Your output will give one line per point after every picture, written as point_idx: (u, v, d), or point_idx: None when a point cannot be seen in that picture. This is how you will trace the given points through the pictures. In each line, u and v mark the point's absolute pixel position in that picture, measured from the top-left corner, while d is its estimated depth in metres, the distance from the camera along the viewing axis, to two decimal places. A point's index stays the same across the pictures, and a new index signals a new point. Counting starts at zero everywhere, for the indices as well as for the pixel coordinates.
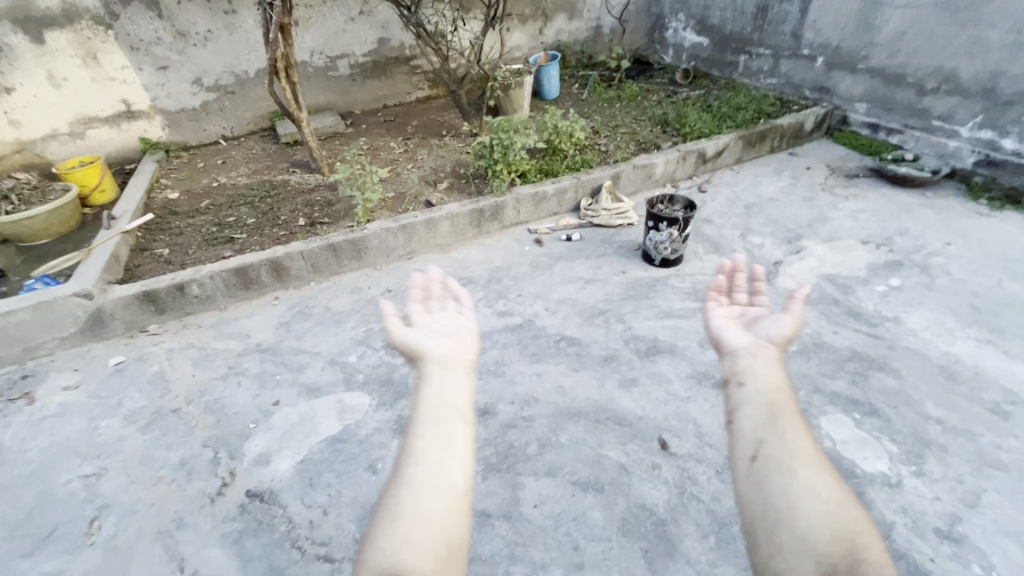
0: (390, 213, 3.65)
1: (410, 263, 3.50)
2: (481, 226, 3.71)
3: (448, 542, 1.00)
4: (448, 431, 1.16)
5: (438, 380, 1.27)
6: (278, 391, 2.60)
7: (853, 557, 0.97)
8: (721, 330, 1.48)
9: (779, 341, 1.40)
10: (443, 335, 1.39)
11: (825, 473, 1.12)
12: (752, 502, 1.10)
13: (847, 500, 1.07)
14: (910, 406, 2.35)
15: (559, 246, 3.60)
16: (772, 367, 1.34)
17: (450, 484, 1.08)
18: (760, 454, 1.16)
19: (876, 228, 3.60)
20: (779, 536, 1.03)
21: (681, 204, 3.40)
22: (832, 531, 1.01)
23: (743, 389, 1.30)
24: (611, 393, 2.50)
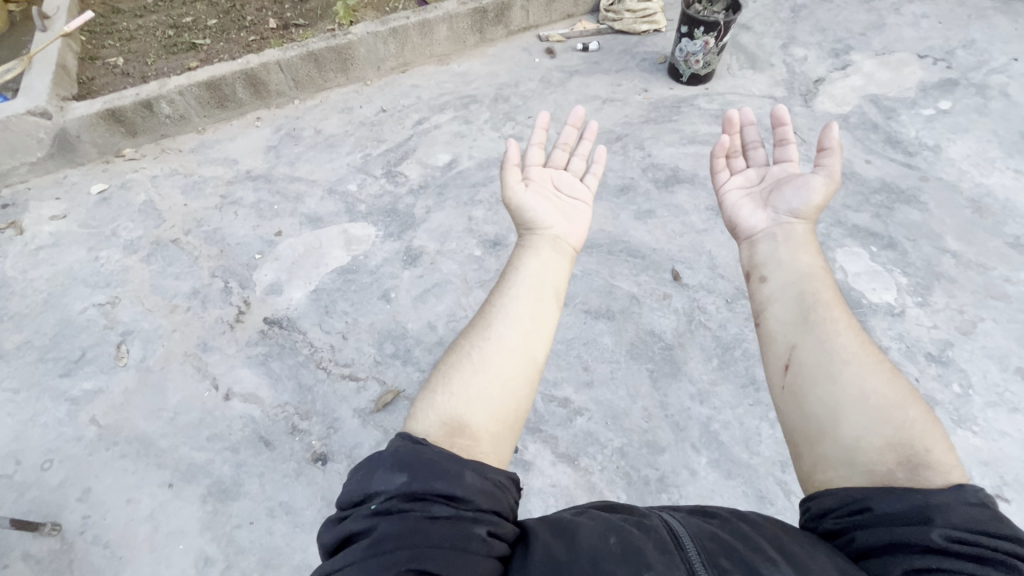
0: (376, 13, 3.09)
1: (405, 77, 3.08)
2: (484, 32, 3.18)
3: (509, 408, 1.18)
4: (541, 301, 1.32)
5: (541, 252, 1.46)
6: (279, 221, 2.49)
7: (911, 465, 1.00)
8: (737, 211, 1.51)
9: (805, 214, 1.44)
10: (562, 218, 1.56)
11: (879, 370, 1.12)
12: (791, 415, 1.14)
13: (901, 392, 1.09)
14: (930, 240, 2.29)
15: (573, 58, 3.15)
16: (803, 248, 1.38)
17: (531, 353, 1.24)
18: (793, 362, 1.18)
19: (938, 39, 3.13)
20: (823, 447, 1.07)
21: (724, 10, 2.81)
22: (887, 438, 1.03)
23: (767, 286, 1.33)
24: (625, 225, 2.41)
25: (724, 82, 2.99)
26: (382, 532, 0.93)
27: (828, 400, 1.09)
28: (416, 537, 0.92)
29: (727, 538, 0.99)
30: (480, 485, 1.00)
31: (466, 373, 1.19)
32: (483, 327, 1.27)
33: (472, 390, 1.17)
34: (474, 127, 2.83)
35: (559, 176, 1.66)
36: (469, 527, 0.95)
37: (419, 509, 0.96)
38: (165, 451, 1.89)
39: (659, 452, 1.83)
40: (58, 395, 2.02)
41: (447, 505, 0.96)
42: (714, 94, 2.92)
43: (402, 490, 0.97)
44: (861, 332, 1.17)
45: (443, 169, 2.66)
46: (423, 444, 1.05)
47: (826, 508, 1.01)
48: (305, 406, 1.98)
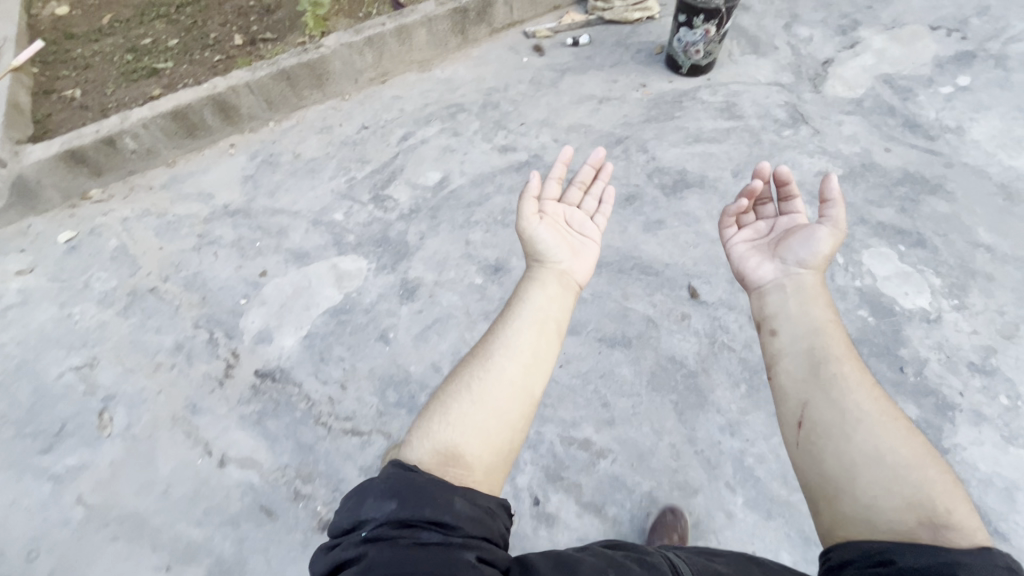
0: (349, 20, 2.87)
1: (386, 88, 2.87)
2: (466, 32, 2.96)
3: (509, 442, 1.13)
4: (542, 339, 1.27)
5: (547, 285, 1.41)
6: (263, 260, 2.32)
7: (936, 526, 0.91)
8: (745, 261, 1.44)
9: (815, 265, 1.34)
10: (572, 246, 1.52)
11: (895, 426, 1.04)
12: (807, 472, 1.07)
13: (920, 451, 1.00)
14: (961, 234, 2.14)
15: (563, 54, 2.94)
16: (810, 300, 1.29)
17: (529, 390, 1.19)
18: (806, 420, 1.11)
19: (951, 7, 2.93)
20: (839, 506, 0.99)
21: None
22: (906, 498, 0.95)
23: (776, 336, 1.26)
24: (634, 239, 2.25)
25: (727, 70, 2.79)
26: (370, 558, 0.89)
27: (842, 459, 1.02)
28: (404, 563, 0.87)
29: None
30: (471, 513, 0.96)
31: (462, 404, 1.14)
32: (483, 356, 1.24)
33: (469, 421, 1.13)
34: (463, 140, 2.64)
35: (572, 214, 1.62)
36: (459, 553, 0.91)
37: (410, 536, 0.92)
38: (160, 529, 1.76)
39: (691, 494, 1.70)
40: (40, 474, 1.87)
41: (437, 531, 0.93)
42: (717, 85, 2.73)
43: (392, 516, 0.94)
44: (876, 390, 1.09)
45: (434, 189, 2.48)
46: (416, 470, 1.02)
47: (845, 560, 0.93)
48: (307, 467, 1.84)
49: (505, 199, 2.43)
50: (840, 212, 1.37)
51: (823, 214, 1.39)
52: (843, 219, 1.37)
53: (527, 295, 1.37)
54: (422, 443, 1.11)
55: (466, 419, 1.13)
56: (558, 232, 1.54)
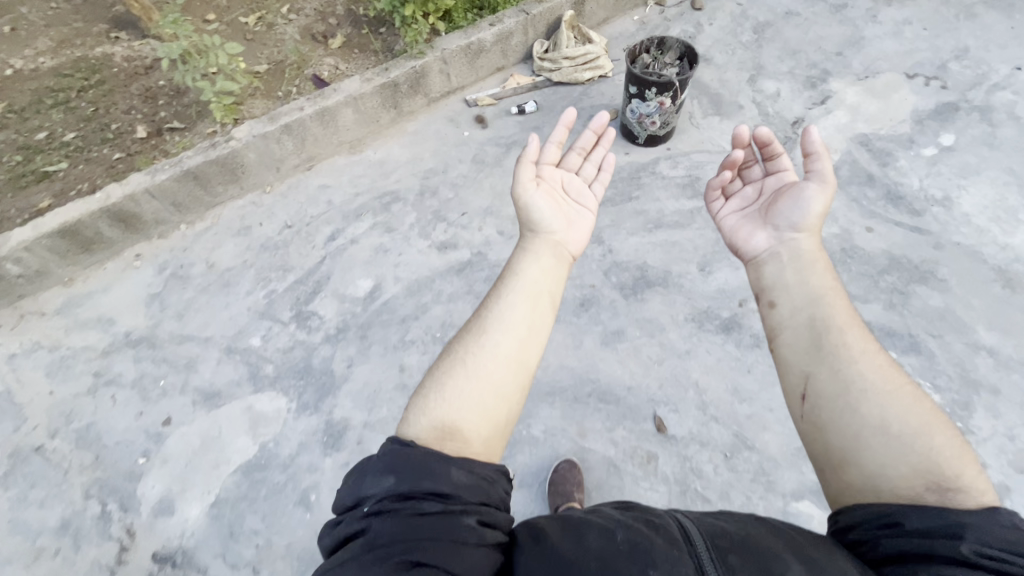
0: (267, 102, 2.57)
1: (312, 176, 2.58)
2: (399, 105, 2.67)
3: (508, 415, 1.05)
4: (537, 308, 1.17)
5: (541, 254, 1.30)
6: (167, 404, 2.01)
7: (944, 492, 0.88)
8: (739, 231, 1.37)
9: (809, 225, 1.27)
10: (567, 215, 1.41)
11: (901, 391, 0.98)
12: (811, 446, 1.01)
13: (928, 421, 0.95)
14: (959, 334, 1.89)
15: (508, 126, 2.67)
16: (809, 268, 1.21)
17: (523, 360, 1.09)
18: (809, 395, 1.03)
19: (927, 51, 2.68)
20: (846, 475, 0.95)
21: (681, 64, 2.29)
22: (912, 463, 0.91)
23: (777, 311, 1.17)
24: (591, 356, 1.97)
25: (688, 137, 2.52)
26: (374, 534, 0.87)
27: (847, 430, 0.96)
28: (408, 535, 0.86)
29: (737, 534, 0.93)
30: (471, 480, 0.94)
31: (462, 379, 1.04)
32: (475, 330, 1.12)
33: (464, 397, 1.04)
34: (398, 237, 2.35)
35: (570, 180, 1.48)
36: (460, 519, 0.90)
37: (411, 507, 0.89)
38: None
39: None
40: None
41: (438, 501, 0.90)
42: (678, 156, 2.46)
43: (392, 491, 0.91)
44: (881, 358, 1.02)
45: (365, 302, 2.18)
46: (410, 445, 0.97)
47: (850, 522, 0.92)
48: None
49: (445, 310, 2.15)
50: (826, 164, 1.31)
51: (808, 169, 1.32)
52: (829, 169, 1.30)
53: (521, 265, 1.26)
54: (415, 420, 1.02)
55: (462, 395, 1.03)
56: (556, 200, 1.41)
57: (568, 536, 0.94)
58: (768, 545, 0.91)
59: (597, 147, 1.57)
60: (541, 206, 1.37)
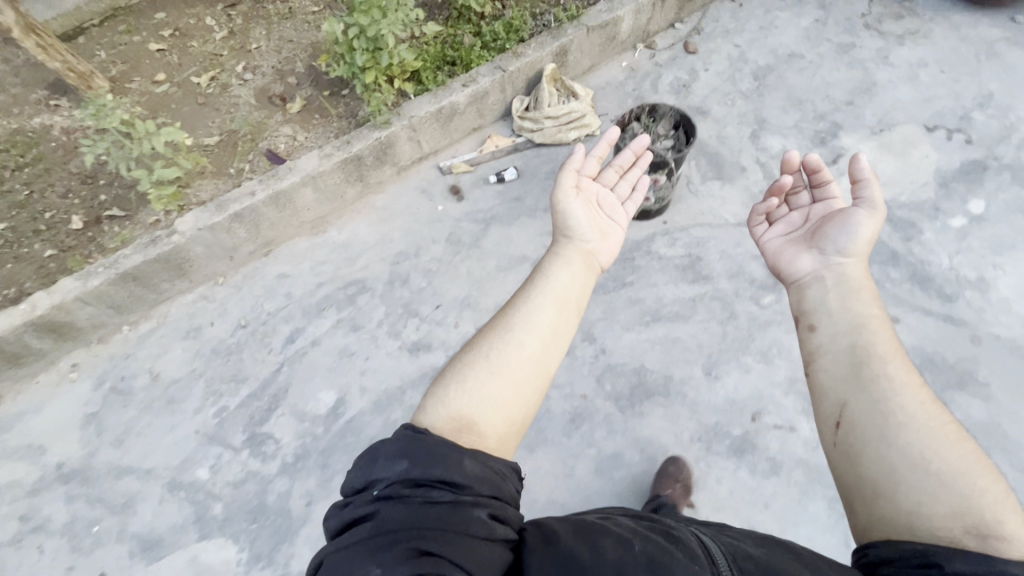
0: (217, 183, 2.31)
1: (270, 262, 2.32)
2: (365, 177, 2.40)
3: (522, 416, 1.07)
4: (563, 315, 1.18)
5: (571, 262, 1.33)
6: (101, 556, 1.77)
7: (984, 538, 0.84)
8: (779, 254, 1.33)
9: (856, 251, 1.22)
10: (600, 229, 1.45)
11: (944, 429, 0.93)
12: (843, 472, 0.98)
13: (974, 462, 0.90)
14: (1006, 456, 1.65)
15: (487, 197, 2.41)
16: (850, 294, 1.17)
17: (545, 363, 1.12)
18: (846, 419, 1.01)
19: (948, 99, 2.42)
20: (877, 506, 0.92)
21: (676, 135, 2.03)
22: (953, 504, 0.86)
23: (814, 334, 1.14)
24: (583, 488, 1.73)
25: (686, 207, 2.26)
26: (383, 518, 0.86)
27: (882, 462, 0.93)
28: (418, 524, 0.85)
29: (759, 557, 0.98)
30: (480, 473, 0.93)
31: (484, 374, 1.06)
32: (501, 330, 1.15)
33: (484, 391, 1.06)
34: (365, 336, 2.09)
35: (605, 196, 1.53)
36: (470, 512, 0.88)
37: (420, 495, 0.88)
38: None
39: None
40: None
41: (448, 490, 0.89)
42: (675, 231, 2.20)
43: (405, 476, 0.90)
44: (925, 390, 0.99)
45: (327, 419, 1.93)
46: (423, 436, 0.96)
47: (884, 558, 0.88)
48: None
49: None
50: (875, 191, 1.25)
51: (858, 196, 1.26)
52: (878, 197, 1.24)
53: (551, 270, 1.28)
54: (438, 406, 1.04)
55: (482, 390, 1.06)
56: (591, 210, 1.46)
57: (579, 543, 0.96)
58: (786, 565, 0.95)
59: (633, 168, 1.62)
60: (576, 214, 1.42)
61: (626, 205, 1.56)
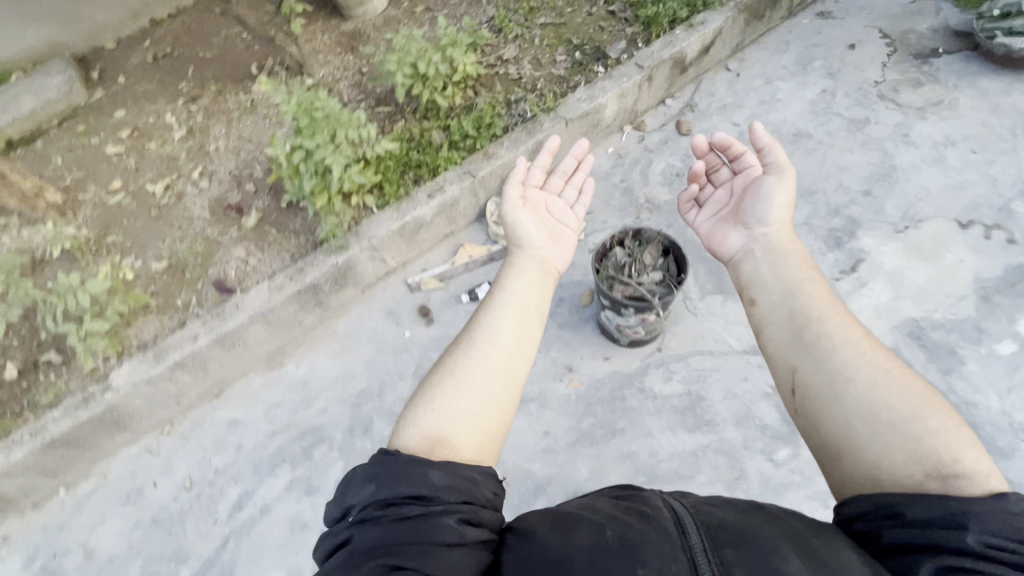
0: (162, 319, 2.11)
1: (221, 406, 2.09)
2: (325, 302, 2.18)
3: (498, 424, 1.11)
4: (525, 322, 1.21)
5: (528, 270, 1.37)
6: None
7: (941, 476, 0.89)
8: (717, 230, 1.45)
9: (776, 219, 1.35)
10: (549, 236, 1.49)
11: (888, 376, 0.99)
12: (809, 437, 1.04)
13: (920, 401, 0.96)
14: None
15: (459, 319, 2.16)
16: (783, 262, 1.26)
17: (512, 371, 1.15)
18: (799, 385, 1.06)
19: (983, 187, 2.12)
20: (844, 467, 0.98)
21: (666, 262, 1.76)
22: (907, 448, 0.92)
23: (756, 308, 1.22)
24: None
25: (683, 330, 1.98)
26: (357, 542, 0.92)
27: (837, 420, 0.99)
28: (391, 541, 0.91)
29: (728, 521, 0.95)
30: (447, 481, 0.98)
31: (459, 397, 1.09)
32: (466, 346, 1.18)
33: (461, 405, 1.10)
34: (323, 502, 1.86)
35: (553, 204, 1.60)
36: (439, 520, 0.93)
37: (390, 513, 0.94)
38: None
39: None
40: None
41: (417, 505, 0.95)
42: (671, 363, 1.92)
43: (374, 497, 0.95)
44: (866, 343, 1.04)
45: None
46: (394, 454, 1.01)
47: (855, 514, 0.94)
48: None
49: None
50: (780, 156, 1.41)
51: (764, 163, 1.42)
52: (784, 162, 1.40)
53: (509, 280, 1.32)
54: (414, 432, 1.07)
55: (458, 404, 1.09)
56: (539, 217, 1.52)
57: (555, 535, 0.97)
58: (764, 539, 0.91)
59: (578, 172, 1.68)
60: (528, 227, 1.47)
61: (574, 208, 1.64)
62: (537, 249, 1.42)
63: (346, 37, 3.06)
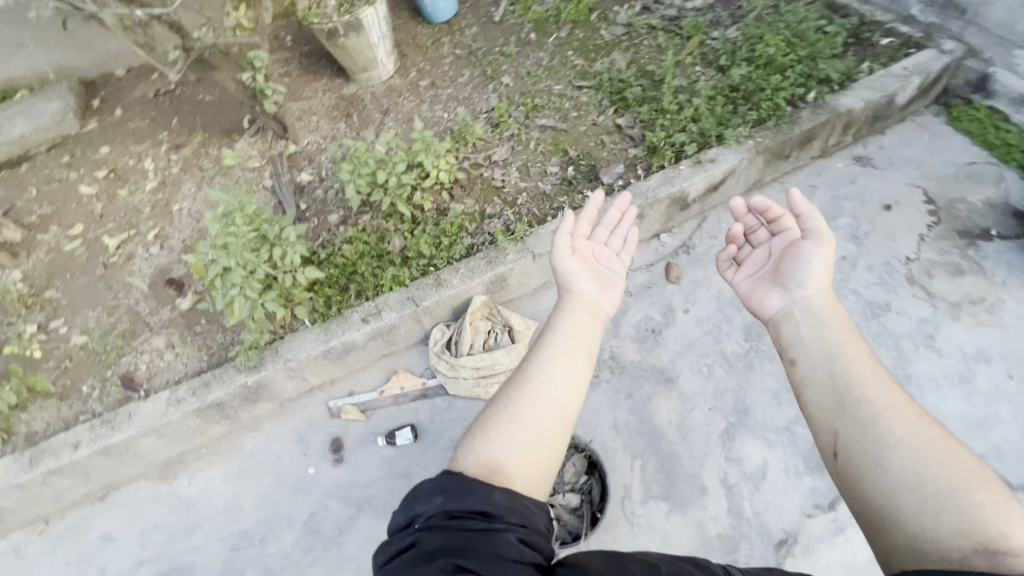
0: (59, 408, 1.95)
1: (99, 513, 1.91)
2: (234, 416, 1.98)
3: (548, 458, 1.11)
4: (575, 362, 1.23)
5: (576, 313, 1.35)
6: None
7: (995, 556, 0.76)
8: (753, 294, 1.31)
9: (821, 284, 1.21)
10: (600, 276, 1.46)
11: (929, 442, 0.89)
12: (850, 505, 0.93)
13: (966, 468, 0.85)
14: None
15: (370, 464, 1.91)
16: (827, 325, 1.14)
17: (564, 409, 1.16)
18: (839, 449, 0.96)
19: (1011, 429, 1.74)
20: (888, 535, 0.86)
21: (588, 481, 1.85)
22: (956, 522, 0.80)
23: (797, 369, 1.11)
24: None
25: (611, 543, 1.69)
26: (423, 544, 0.95)
27: (877, 488, 0.89)
28: (456, 549, 0.92)
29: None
30: (509, 502, 0.99)
31: (505, 425, 1.12)
32: (519, 379, 1.21)
33: (509, 438, 1.11)
34: None
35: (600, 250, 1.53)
36: (502, 535, 0.95)
37: (457, 524, 0.96)
38: None
39: None
40: None
41: (480, 519, 0.97)
42: None
43: (441, 507, 0.99)
44: (910, 408, 0.95)
45: None
46: (459, 474, 1.05)
47: None
48: None
49: None
50: (817, 220, 1.29)
51: (803, 229, 1.29)
52: (823, 226, 1.28)
53: (556, 323, 1.32)
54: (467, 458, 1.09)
55: (507, 438, 1.10)
56: (590, 260, 1.48)
57: (610, 573, 0.91)
58: None
59: (622, 222, 1.60)
60: (574, 270, 1.43)
61: (622, 251, 1.55)
62: (585, 293, 1.40)
63: (344, 102, 2.91)
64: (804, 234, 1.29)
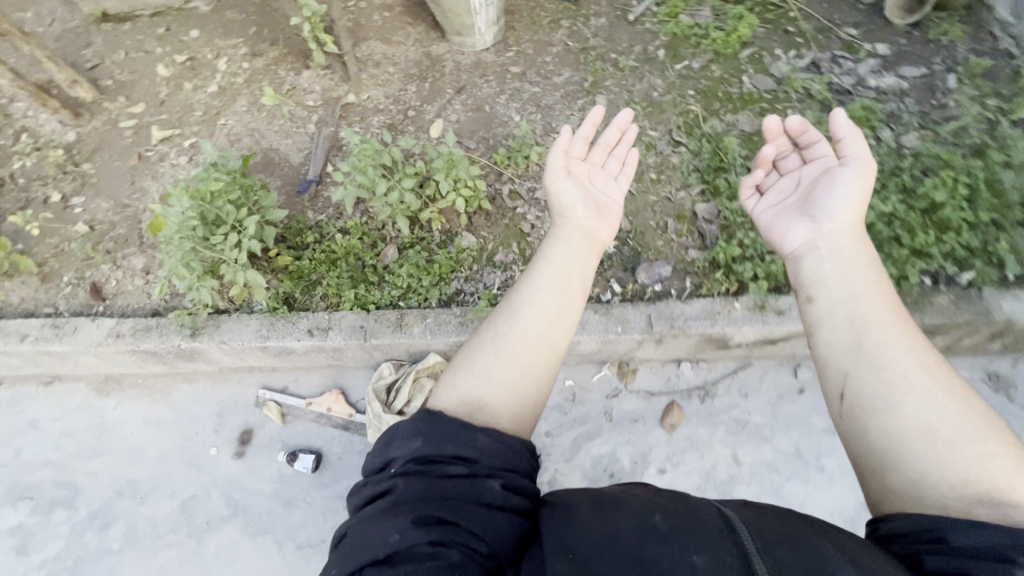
0: (38, 291, 2.03)
1: (38, 397, 2.00)
2: (173, 364, 1.95)
3: (537, 397, 1.02)
4: (568, 294, 1.09)
5: (568, 241, 1.18)
6: None
7: (996, 502, 0.82)
8: (773, 224, 1.20)
9: (850, 217, 1.11)
10: (596, 204, 1.27)
11: (948, 391, 0.89)
12: (851, 447, 0.94)
13: (973, 407, 0.89)
14: None
15: (264, 472, 1.83)
16: (855, 263, 1.06)
17: (553, 342, 1.05)
18: (850, 391, 0.95)
19: None
20: (888, 479, 0.88)
21: None
22: (963, 469, 0.84)
23: (813, 305, 1.05)
24: None
25: None
26: (397, 493, 0.89)
27: (888, 432, 0.89)
28: (433, 495, 0.88)
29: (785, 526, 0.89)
30: (494, 446, 0.94)
31: (491, 359, 1.03)
32: (501, 314, 1.08)
33: (491, 372, 1.02)
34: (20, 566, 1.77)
35: (596, 174, 1.33)
36: (485, 483, 0.90)
37: (436, 469, 0.91)
38: None
39: None
40: None
41: (461, 465, 0.92)
42: None
43: (417, 453, 0.93)
44: (928, 354, 0.93)
45: None
46: (435, 414, 0.97)
47: (892, 531, 0.86)
48: None
49: None
50: (857, 143, 1.16)
51: (841, 153, 1.17)
52: (863, 149, 1.16)
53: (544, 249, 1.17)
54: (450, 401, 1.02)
55: (491, 376, 1.01)
56: (586, 182, 1.29)
57: (597, 509, 0.93)
58: (818, 544, 0.85)
59: (618, 145, 1.40)
60: (569, 193, 1.25)
61: (619, 178, 1.37)
62: (579, 218, 1.23)
63: (426, 61, 2.56)
64: (841, 160, 1.16)
